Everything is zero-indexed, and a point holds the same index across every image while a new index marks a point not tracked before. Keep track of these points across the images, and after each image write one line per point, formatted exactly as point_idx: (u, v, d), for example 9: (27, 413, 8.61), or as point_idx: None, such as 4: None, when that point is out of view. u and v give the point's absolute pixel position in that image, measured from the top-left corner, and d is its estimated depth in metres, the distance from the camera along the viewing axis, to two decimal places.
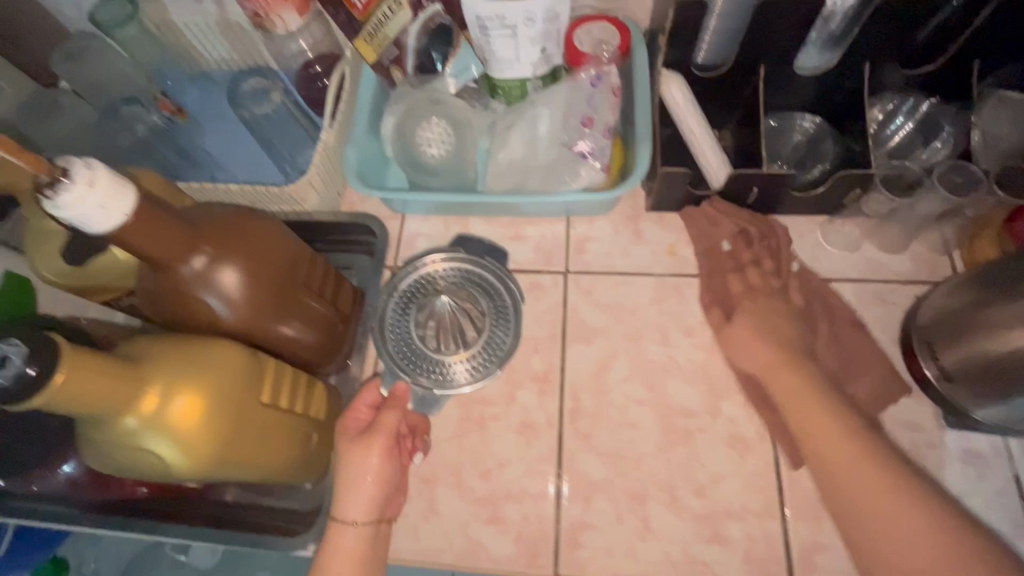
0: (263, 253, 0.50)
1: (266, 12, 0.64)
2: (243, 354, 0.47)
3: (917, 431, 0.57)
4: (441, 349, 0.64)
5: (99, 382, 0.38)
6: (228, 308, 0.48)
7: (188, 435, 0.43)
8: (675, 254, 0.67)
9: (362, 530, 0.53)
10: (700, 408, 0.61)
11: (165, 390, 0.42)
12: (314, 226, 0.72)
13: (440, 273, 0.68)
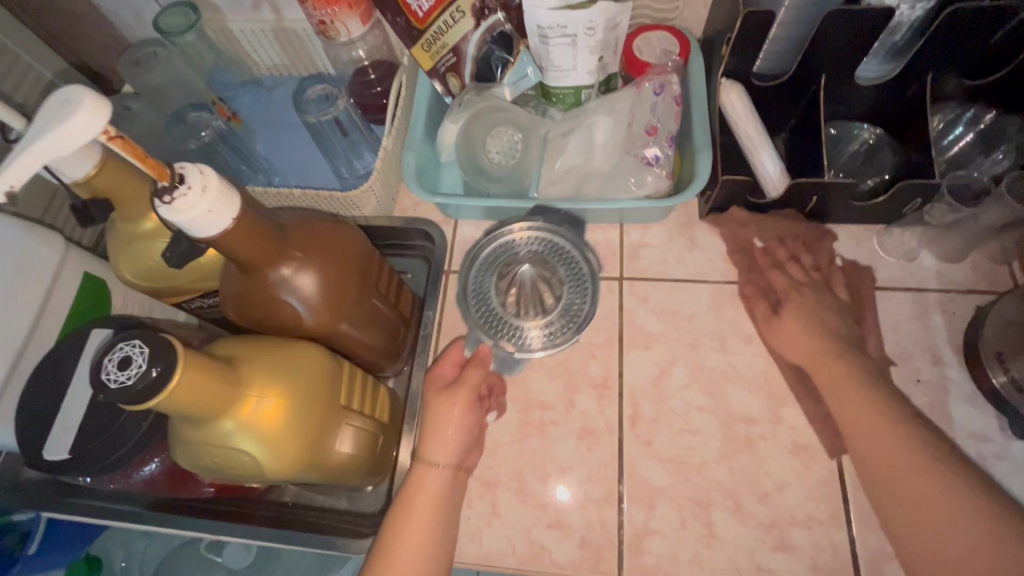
0: (345, 259, 0.51)
1: (331, 20, 0.65)
2: (328, 359, 0.48)
3: (981, 441, 0.57)
4: (521, 315, 0.64)
5: (204, 385, 0.39)
6: (310, 312, 0.49)
7: (281, 438, 0.44)
8: (731, 262, 0.67)
9: (443, 473, 0.54)
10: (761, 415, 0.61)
11: (261, 393, 0.43)
12: (370, 231, 0.72)
13: (522, 239, 0.66)
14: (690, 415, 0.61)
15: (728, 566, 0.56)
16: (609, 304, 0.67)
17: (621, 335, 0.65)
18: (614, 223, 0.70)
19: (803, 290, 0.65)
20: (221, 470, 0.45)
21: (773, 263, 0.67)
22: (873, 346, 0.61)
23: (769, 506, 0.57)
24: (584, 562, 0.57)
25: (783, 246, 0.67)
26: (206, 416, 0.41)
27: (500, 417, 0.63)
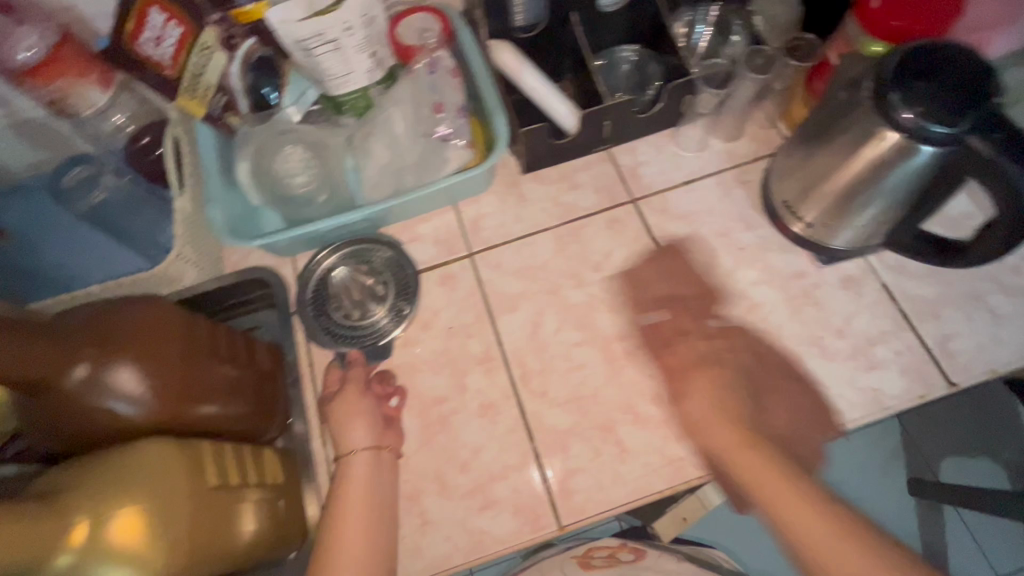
0: (155, 337, 0.46)
1: (63, 95, 0.59)
2: (173, 447, 0.43)
3: (802, 278, 0.66)
4: (364, 314, 0.66)
5: (12, 535, 0.35)
6: (137, 407, 0.44)
7: (137, 552, 0.39)
8: (561, 203, 0.71)
9: (364, 456, 0.56)
10: (631, 329, 0.65)
11: (94, 514, 0.38)
12: (204, 298, 0.68)
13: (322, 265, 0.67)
14: (572, 353, 0.64)
15: (646, 471, 0.60)
16: (467, 282, 0.68)
17: (487, 306, 0.67)
18: (446, 205, 0.71)
19: (629, 207, 0.71)
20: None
21: (596, 192, 0.71)
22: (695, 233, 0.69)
23: (663, 404, 0.62)
24: (523, 527, 0.58)
25: (599, 175, 0.72)
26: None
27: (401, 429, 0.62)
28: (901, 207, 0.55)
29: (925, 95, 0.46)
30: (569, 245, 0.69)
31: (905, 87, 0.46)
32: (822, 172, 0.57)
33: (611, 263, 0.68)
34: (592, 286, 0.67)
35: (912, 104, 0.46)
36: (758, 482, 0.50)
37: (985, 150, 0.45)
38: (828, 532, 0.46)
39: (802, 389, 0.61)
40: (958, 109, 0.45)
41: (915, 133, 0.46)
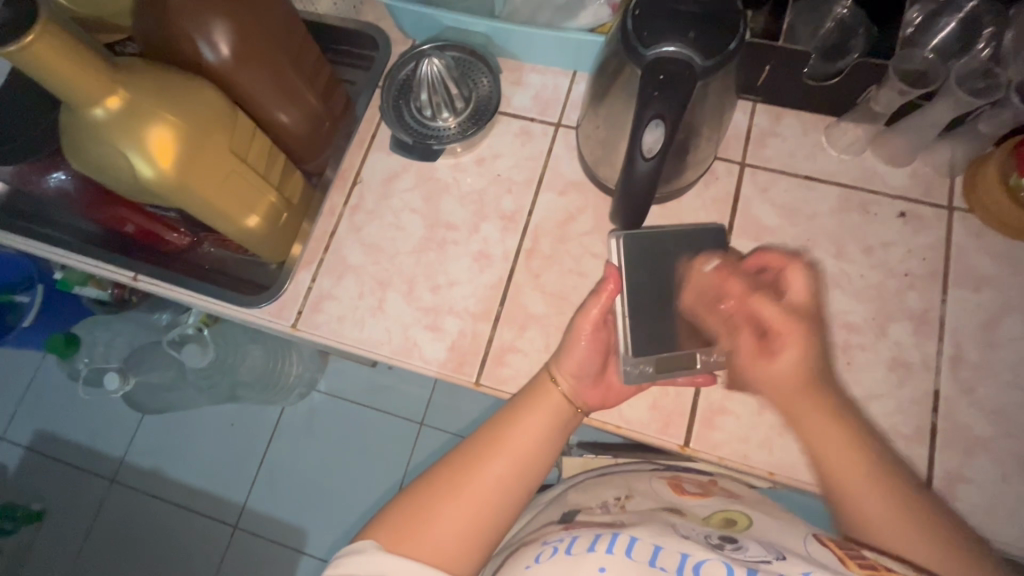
0: (264, 22, 0.53)
1: None
2: (222, 106, 0.51)
3: None
4: (480, 111, 0.67)
5: (149, 82, 0.48)
6: (220, 61, 0.52)
7: (160, 169, 0.48)
8: (865, 167, 0.63)
9: (476, 527, 0.49)
10: (866, 325, 0.58)
11: (165, 128, 0.47)
12: (484, 89, 0.68)
13: (451, 79, 0.66)
14: None
15: (799, 458, 0.55)
16: (725, 186, 0.64)
17: (731, 220, 0.63)
18: (743, 108, 0.67)
19: (941, 211, 0.61)
20: (111, 178, 0.51)
21: (911, 176, 0.62)
22: (1001, 273, 0.58)
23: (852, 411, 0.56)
24: (653, 423, 0.58)
25: (931, 160, 0.61)
26: (70, 97, 0.44)
27: (591, 275, 0.63)
28: (672, 158, 0.55)
29: (684, 30, 0.46)
30: (850, 212, 0.62)
31: (663, 27, 0.46)
32: (701, 118, 0.52)
33: (885, 254, 0.60)
34: (850, 263, 0.60)
35: (682, 35, 0.46)
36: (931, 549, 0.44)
37: (703, 68, 0.45)
38: None
39: (1020, 493, 0.52)
40: (720, 40, 0.46)
41: (694, 54, 0.45)
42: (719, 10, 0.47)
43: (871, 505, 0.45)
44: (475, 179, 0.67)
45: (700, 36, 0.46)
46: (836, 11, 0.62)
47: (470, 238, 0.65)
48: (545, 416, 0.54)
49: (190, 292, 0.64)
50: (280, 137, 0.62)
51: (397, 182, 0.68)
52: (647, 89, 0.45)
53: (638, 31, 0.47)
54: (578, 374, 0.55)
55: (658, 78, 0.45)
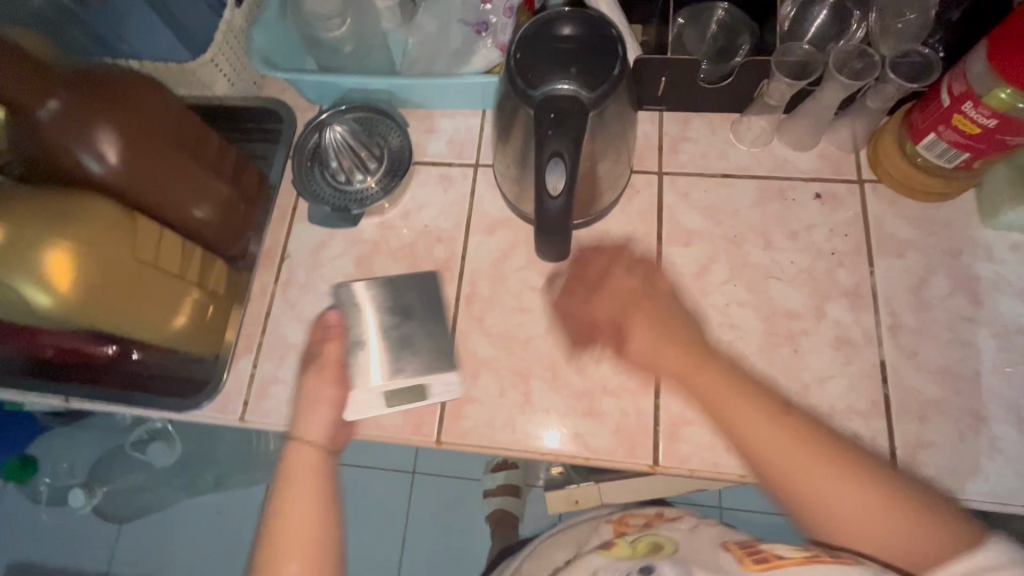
0: (150, 122, 0.52)
1: None
2: (117, 214, 0.49)
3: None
4: (394, 167, 0.67)
5: (31, 209, 0.46)
6: (109, 171, 0.50)
7: (63, 293, 0.46)
8: (775, 156, 0.65)
9: None
10: (805, 310, 0.59)
11: (56, 251, 0.46)
12: (396, 144, 0.68)
13: (360, 145, 0.65)
14: (730, 310, 0.60)
15: None
16: (647, 198, 0.65)
17: (659, 230, 0.64)
18: (652, 118, 0.68)
19: (852, 186, 0.63)
20: (12, 312, 0.49)
21: (819, 157, 0.64)
22: (920, 236, 0.60)
23: (807, 397, 0.57)
24: (619, 447, 0.57)
25: (834, 139, 0.64)
26: None
27: (533, 310, 0.62)
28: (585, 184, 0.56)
29: (561, 70, 0.47)
30: (769, 202, 0.64)
31: (542, 70, 0.47)
32: (604, 144, 0.52)
33: (809, 236, 0.62)
34: (779, 252, 0.62)
35: (561, 74, 0.47)
36: (803, 471, 0.48)
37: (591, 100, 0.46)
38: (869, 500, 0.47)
39: (978, 447, 0.53)
40: (598, 71, 0.47)
41: (577, 90, 0.46)
42: (595, 42, 0.48)
43: (803, 475, 0.48)
44: (403, 234, 0.67)
45: (576, 71, 0.47)
46: (717, 12, 0.63)
47: (408, 293, 0.65)
48: (306, 477, 0.55)
49: (131, 404, 0.61)
50: (196, 230, 0.60)
51: (326, 250, 0.67)
52: (538, 128, 0.46)
53: (522, 73, 0.47)
54: (331, 425, 0.57)
55: (546, 116, 0.45)
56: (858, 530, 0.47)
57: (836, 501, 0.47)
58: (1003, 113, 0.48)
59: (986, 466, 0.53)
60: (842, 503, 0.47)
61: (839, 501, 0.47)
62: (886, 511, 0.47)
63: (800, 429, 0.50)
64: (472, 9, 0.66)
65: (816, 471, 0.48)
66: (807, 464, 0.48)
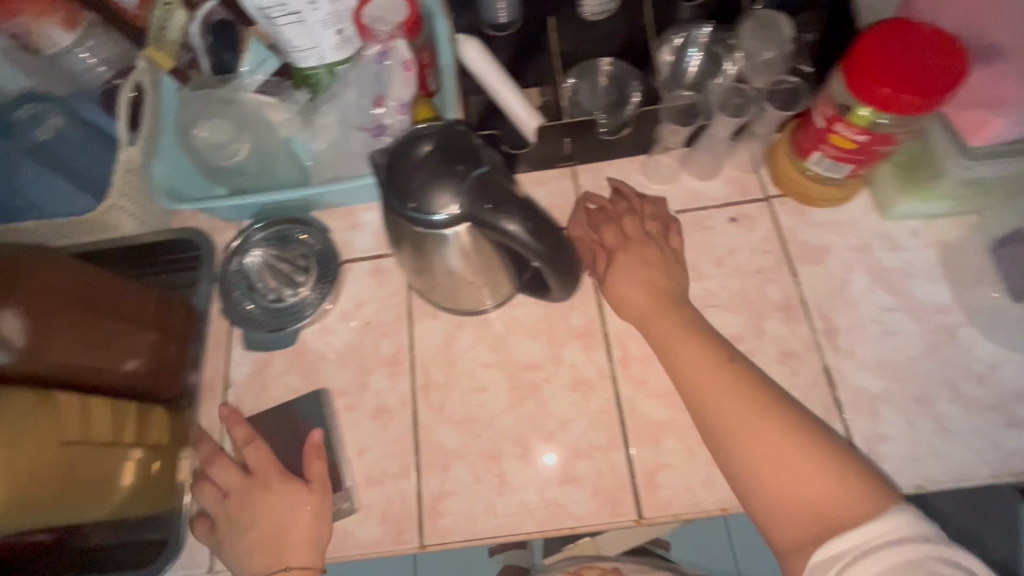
0: (60, 299, 0.51)
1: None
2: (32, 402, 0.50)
3: (943, 313, 0.60)
4: (323, 272, 0.67)
5: None
6: (20, 359, 0.49)
7: None
8: (686, 189, 0.68)
9: None
10: (746, 332, 0.61)
11: None
12: (322, 248, 0.67)
13: (285, 261, 0.65)
14: None
15: None
16: None
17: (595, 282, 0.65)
18: (566, 174, 0.70)
19: (761, 205, 0.67)
20: None
21: (726, 183, 0.68)
22: (831, 240, 0.64)
23: None
24: (602, 509, 0.57)
25: (736, 164, 0.68)
26: None
27: (490, 386, 0.62)
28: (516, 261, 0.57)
29: (442, 185, 0.47)
30: (690, 233, 0.66)
31: (422, 194, 0.47)
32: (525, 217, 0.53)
33: (734, 260, 0.65)
34: (710, 280, 0.64)
35: (445, 189, 0.46)
36: (741, 430, 0.51)
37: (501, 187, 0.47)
38: (807, 451, 0.49)
39: (929, 431, 0.56)
40: (473, 168, 0.47)
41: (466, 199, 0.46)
42: (461, 144, 0.48)
43: (739, 429, 0.51)
44: (347, 336, 0.66)
45: (469, 162, 0.47)
46: (603, 67, 0.66)
47: (362, 397, 0.63)
48: None
49: None
50: (128, 387, 0.59)
51: (269, 369, 0.64)
52: (486, 222, 0.46)
53: (405, 200, 0.47)
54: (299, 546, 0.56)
55: (485, 207, 0.46)
56: (783, 481, 0.48)
57: (747, 439, 0.50)
58: (868, 130, 0.53)
59: (941, 447, 0.56)
60: (763, 438, 0.50)
61: (770, 472, 0.49)
62: (805, 466, 0.48)
63: (744, 380, 0.53)
64: (365, 113, 0.64)
65: (749, 423, 0.51)
66: (726, 400, 0.52)
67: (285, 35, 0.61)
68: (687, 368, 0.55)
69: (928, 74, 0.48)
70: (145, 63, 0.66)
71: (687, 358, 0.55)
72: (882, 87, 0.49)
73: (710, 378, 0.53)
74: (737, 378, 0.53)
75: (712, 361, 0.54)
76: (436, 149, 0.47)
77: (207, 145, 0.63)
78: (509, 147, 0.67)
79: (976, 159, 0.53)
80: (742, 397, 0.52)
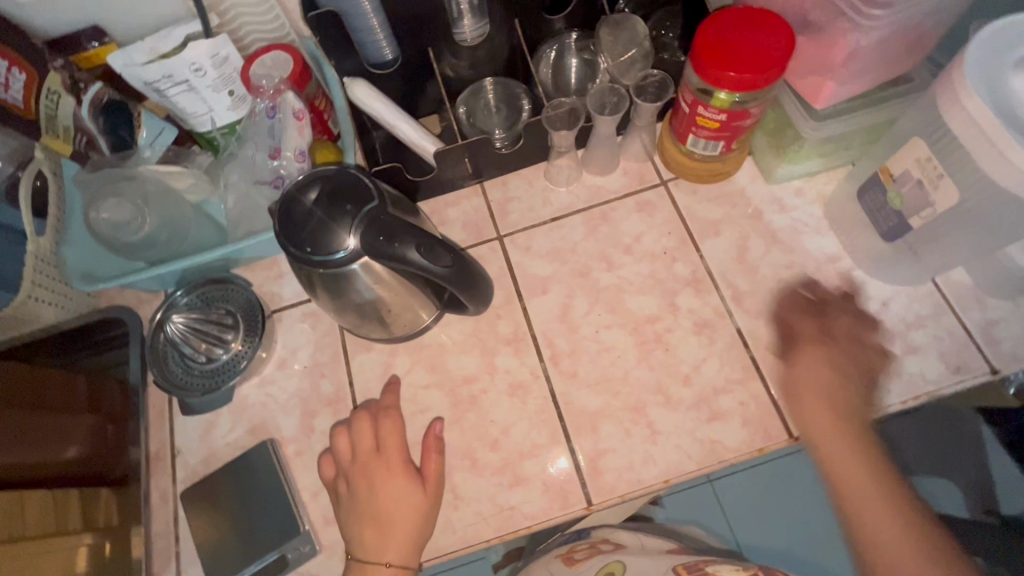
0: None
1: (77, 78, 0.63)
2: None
3: (834, 261, 0.65)
4: (248, 325, 0.67)
5: None
6: None
7: None
8: (588, 187, 0.72)
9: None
10: (661, 311, 0.65)
11: None
12: (244, 302, 0.67)
13: (208, 321, 0.65)
14: (601, 335, 0.65)
15: (678, 453, 0.59)
16: (496, 264, 0.70)
17: (517, 288, 0.68)
18: (476, 191, 0.74)
19: (659, 190, 0.71)
20: None
21: (623, 175, 0.72)
22: (725, 212, 0.68)
23: (692, 386, 0.62)
24: (553, 503, 0.59)
25: (629, 156, 0.72)
26: None
27: (431, 408, 0.64)
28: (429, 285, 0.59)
29: (336, 228, 0.49)
30: (598, 228, 0.70)
31: (317, 240, 0.49)
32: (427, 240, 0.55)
33: (641, 245, 0.68)
34: (622, 269, 0.68)
35: (339, 231, 0.49)
36: (831, 443, 0.53)
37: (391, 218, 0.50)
38: (903, 522, 0.49)
39: None
40: (361, 206, 0.49)
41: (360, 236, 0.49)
42: (345, 186, 0.50)
43: (841, 467, 0.52)
44: (288, 384, 0.67)
45: (356, 201, 0.50)
46: (487, 87, 0.70)
47: (310, 440, 0.64)
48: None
49: None
50: (69, 470, 0.61)
51: (215, 431, 0.65)
52: (384, 253, 0.49)
53: (303, 248, 0.49)
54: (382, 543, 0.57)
55: (379, 240, 0.48)
56: (880, 529, 0.49)
57: (852, 476, 0.52)
58: (726, 109, 0.57)
59: None
60: (854, 477, 0.52)
61: (859, 510, 0.50)
62: (913, 546, 0.47)
63: (864, 430, 0.54)
64: (264, 166, 0.66)
65: (841, 452, 0.53)
66: (852, 453, 0.53)
67: (179, 105, 0.65)
68: (803, 394, 0.56)
69: (764, 53, 0.53)
70: (42, 153, 0.64)
71: (808, 383, 0.56)
72: (728, 72, 0.53)
73: (818, 407, 0.55)
74: (843, 418, 0.54)
75: (834, 422, 0.54)
76: (323, 195, 0.50)
77: (110, 224, 0.64)
78: (413, 176, 0.69)
79: (821, 120, 0.58)
80: (862, 456, 0.52)
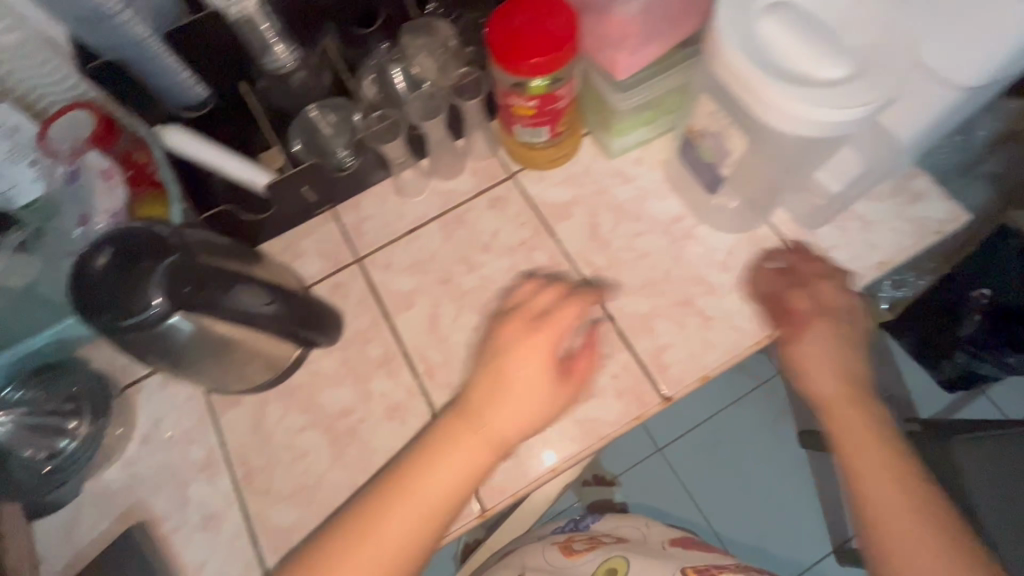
0: None
1: None
2: None
3: (679, 221, 0.67)
4: (90, 409, 0.61)
5: None
6: None
7: None
8: (439, 192, 0.71)
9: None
10: (527, 302, 0.65)
11: None
12: (84, 385, 0.62)
13: (44, 415, 0.60)
14: (473, 338, 0.64)
15: (561, 439, 0.59)
16: (358, 288, 0.68)
17: (382, 308, 0.66)
18: (327, 217, 0.71)
19: (507, 183, 0.71)
20: None
21: (471, 175, 0.71)
22: (572, 193, 0.69)
23: None
24: None
25: (473, 155, 0.72)
26: None
27: (310, 450, 0.61)
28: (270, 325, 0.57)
29: (138, 286, 0.45)
30: (455, 231, 0.69)
31: (118, 302, 0.45)
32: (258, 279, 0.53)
33: (498, 241, 0.68)
34: (483, 268, 0.67)
35: (142, 288, 0.45)
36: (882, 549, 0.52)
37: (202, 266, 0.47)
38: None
39: (696, 326, 0.62)
40: (164, 257, 0.46)
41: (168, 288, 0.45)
42: (142, 241, 0.47)
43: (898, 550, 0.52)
44: (154, 459, 0.62)
45: (157, 253, 0.46)
46: (312, 113, 0.68)
47: (185, 513, 0.60)
48: (463, 465, 0.55)
49: None
50: None
51: (77, 527, 0.60)
52: (197, 303, 0.46)
53: (104, 314, 0.45)
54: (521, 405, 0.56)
55: (189, 290, 0.45)
56: None
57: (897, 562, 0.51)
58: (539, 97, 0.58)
59: (710, 337, 0.62)
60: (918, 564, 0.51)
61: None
62: None
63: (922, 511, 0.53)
64: (76, 236, 0.61)
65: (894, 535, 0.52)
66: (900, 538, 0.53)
67: None
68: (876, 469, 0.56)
69: (554, 37, 0.54)
70: None
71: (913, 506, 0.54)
72: (529, 62, 0.54)
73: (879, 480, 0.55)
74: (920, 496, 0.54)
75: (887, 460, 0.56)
76: (117, 254, 0.46)
77: None
78: (250, 213, 0.66)
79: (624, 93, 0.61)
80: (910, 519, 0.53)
